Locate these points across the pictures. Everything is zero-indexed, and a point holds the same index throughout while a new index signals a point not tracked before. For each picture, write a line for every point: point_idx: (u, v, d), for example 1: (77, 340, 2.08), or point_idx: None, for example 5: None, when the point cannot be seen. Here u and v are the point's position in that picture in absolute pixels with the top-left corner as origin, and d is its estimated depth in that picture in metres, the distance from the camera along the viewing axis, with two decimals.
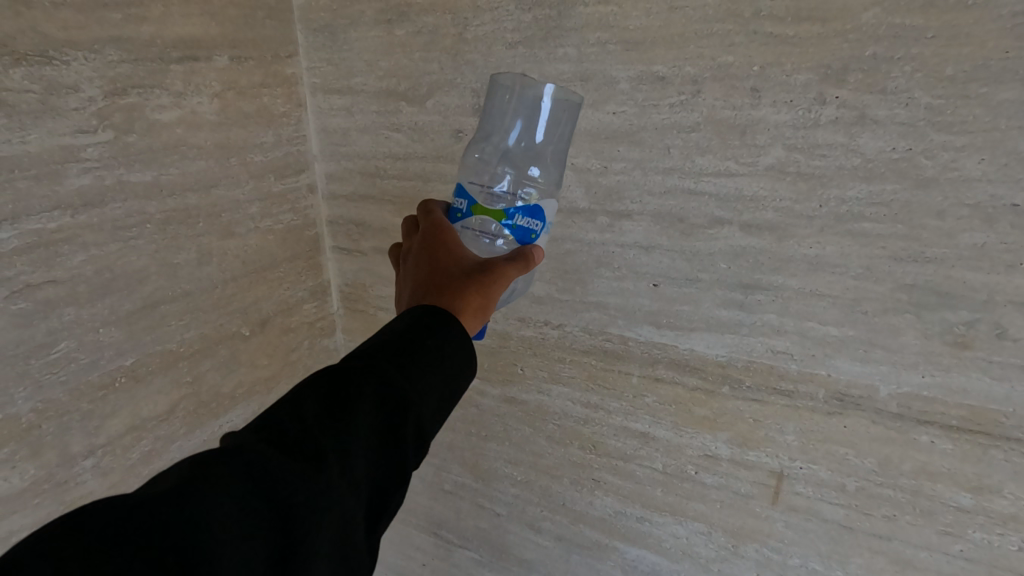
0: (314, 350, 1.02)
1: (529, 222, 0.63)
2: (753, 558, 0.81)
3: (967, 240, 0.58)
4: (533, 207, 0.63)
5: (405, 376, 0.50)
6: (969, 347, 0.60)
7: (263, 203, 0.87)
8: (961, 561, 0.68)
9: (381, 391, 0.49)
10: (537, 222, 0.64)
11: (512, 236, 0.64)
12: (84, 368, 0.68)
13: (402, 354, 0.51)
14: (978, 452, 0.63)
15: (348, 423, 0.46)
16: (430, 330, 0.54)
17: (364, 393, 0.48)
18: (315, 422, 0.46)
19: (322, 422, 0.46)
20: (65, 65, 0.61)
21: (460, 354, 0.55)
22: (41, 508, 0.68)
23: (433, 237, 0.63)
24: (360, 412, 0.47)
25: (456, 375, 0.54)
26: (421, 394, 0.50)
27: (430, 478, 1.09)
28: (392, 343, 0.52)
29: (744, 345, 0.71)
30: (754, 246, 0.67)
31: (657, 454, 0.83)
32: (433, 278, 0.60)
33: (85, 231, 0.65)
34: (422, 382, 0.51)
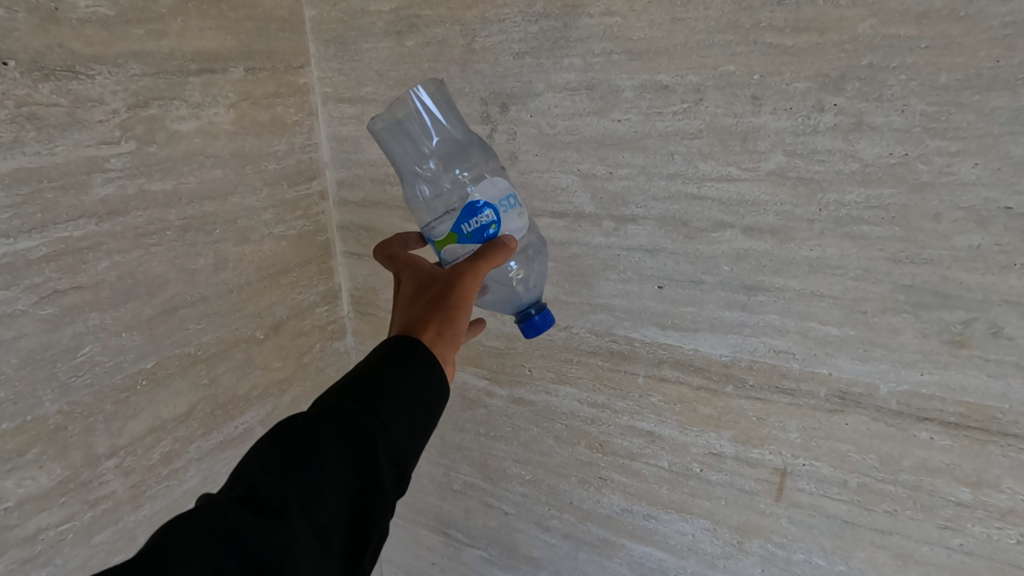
0: (326, 352, 1.05)
1: (478, 220, 0.63)
2: (758, 554, 0.83)
3: (962, 242, 0.59)
4: (472, 207, 0.63)
5: (370, 408, 0.51)
6: (966, 346, 0.62)
7: (276, 209, 0.89)
8: (961, 555, 0.70)
9: (347, 433, 0.49)
10: (487, 214, 0.63)
11: (478, 241, 0.64)
12: (107, 370, 0.70)
13: (370, 392, 0.52)
14: (976, 448, 0.65)
15: (313, 471, 0.47)
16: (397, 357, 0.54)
17: (328, 434, 0.49)
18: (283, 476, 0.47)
19: (287, 475, 0.47)
20: (90, 80, 0.63)
21: (430, 374, 0.55)
22: (67, 507, 0.70)
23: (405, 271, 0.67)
24: (329, 459, 0.48)
25: (430, 395, 0.54)
26: (392, 427, 0.51)
27: (439, 478, 1.11)
28: (357, 381, 0.53)
29: (748, 344, 0.73)
30: (756, 248, 0.69)
31: (662, 453, 0.85)
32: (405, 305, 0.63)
33: (108, 238, 0.68)
34: (390, 410, 0.51)
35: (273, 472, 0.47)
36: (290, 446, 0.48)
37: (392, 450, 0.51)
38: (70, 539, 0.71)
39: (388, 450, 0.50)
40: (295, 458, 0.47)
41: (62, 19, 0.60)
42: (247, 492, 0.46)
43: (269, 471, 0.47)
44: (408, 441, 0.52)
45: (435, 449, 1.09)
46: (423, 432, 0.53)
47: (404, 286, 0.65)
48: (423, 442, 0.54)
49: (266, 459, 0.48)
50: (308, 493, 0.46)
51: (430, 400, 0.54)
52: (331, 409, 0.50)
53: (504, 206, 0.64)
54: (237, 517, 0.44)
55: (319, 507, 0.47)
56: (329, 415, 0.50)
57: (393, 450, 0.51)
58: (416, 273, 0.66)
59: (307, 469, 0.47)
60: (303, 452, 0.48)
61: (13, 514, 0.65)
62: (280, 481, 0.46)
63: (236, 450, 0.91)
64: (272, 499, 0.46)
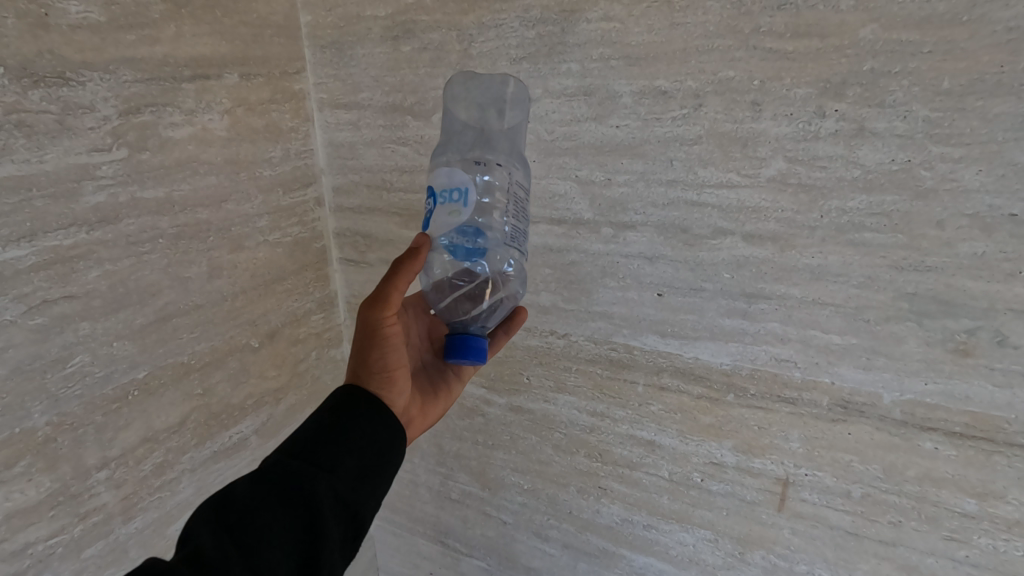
0: (323, 360, 1.04)
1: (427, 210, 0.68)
2: (760, 565, 0.82)
3: (967, 249, 0.59)
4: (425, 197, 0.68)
5: (311, 457, 0.57)
6: (970, 354, 0.61)
7: (272, 216, 0.88)
8: (967, 567, 0.69)
9: (292, 482, 0.56)
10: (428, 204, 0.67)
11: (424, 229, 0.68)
12: (98, 380, 0.69)
13: (312, 443, 0.59)
14: (982, 458, 0.64)
15: (258, 520, 0.53)
16: (337, 408, 0.62)
17: (273, 486, 0.55)
18: (228, 528, 0.52)
19: (232, 528, 0.52)
20: (81, 86, 0.62)
21: (368, 419, 0.61)
22: (57, 520, 0.69)
23: None
24: (272, 508, 0.54)
25: (372, 440, 0.61)
26: (335, 472, 0.58)
27: (437, 487, 1.10)
28: (302, 434, 0.60)
29: (749, 353, 0.72)
30: (757, 255, 0.68)
31: (663, 462, 0.84)
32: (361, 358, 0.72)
33: (100, 247, 0.67)
34: (331, 458, 0.58)
35: (219, 531, 0.52)
36: (234, 504, 0.54)
37: (335, 494, 0.57)
38: (59, 553, 0.70)
39: (330, 494, 0.57)
40: (242, 511, 0.53)
41: (52, 25, 0.59)
42: (192, 550, 0.51)
43: (214, 529, 0.52)
44: (354, 485, 0.58)
45: (433, 458, 1.08)
46: (369, 476, 0.59)
47: None
48: (369, 485, 0.59)
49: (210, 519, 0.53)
50: (251, 544, 0.52)
51: (372, 442, 0.61)
52: (278, 463, 0.57)
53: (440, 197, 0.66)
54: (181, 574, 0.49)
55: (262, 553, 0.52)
56: (272, 468, 0.57)
57: (337, 494, 0.57)
58: None
59: (250, 522, 0.53)
60: (245, 508, 0.54)
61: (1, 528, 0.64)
62: (224, 537, 0.52)
63: (230, 460, 0.90)
64: (216, 557, 0.50)
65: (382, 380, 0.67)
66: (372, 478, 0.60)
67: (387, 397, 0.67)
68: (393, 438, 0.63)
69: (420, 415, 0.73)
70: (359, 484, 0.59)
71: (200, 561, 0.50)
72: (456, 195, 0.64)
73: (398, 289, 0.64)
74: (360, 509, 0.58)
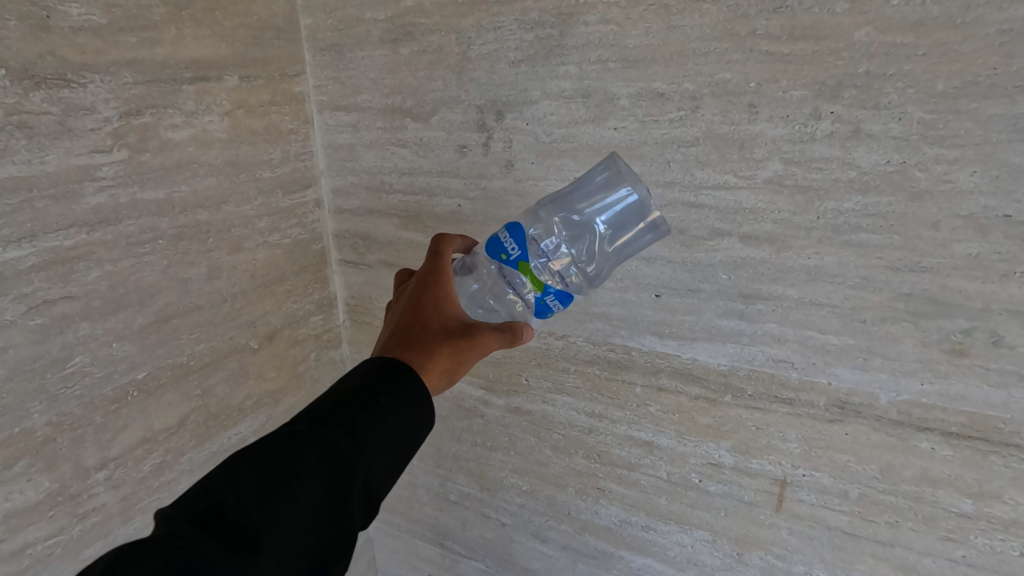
0: (322, 361, 1.04)
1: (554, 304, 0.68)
2: (758, 566, 0.82)
3: (962, 249, 0.59)
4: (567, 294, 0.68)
5: (353, 439, 0.51)
6: (966, 355, 0.61)
7: (272, 217, 0.88)
8: (964, 567, 0.69)
9: (327, 458, 0.50)
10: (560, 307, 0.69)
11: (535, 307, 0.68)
12: (97, 381, 0.69)
13: (353, 417, 0.52)
14: (978, 458, 0.64)
15: (288, 497, 0.48)
16: (387, 388, 0.55)
17: (307, 460, 0.49)
18: (254, 497, 0.47)
19: (259, 498, 0.47)
20: (82, 88, 0.63)
21: (415, 412, 0.56)
22: (56, 520, 0.69)
23: (425, 283, 0.67)
24: (304, 484, 0.48)
25: (412, 433, 0.55)
26: (373, 457, 0.52)
27: (436, 488, 1.10)
28: (342, 402, 0.53)
29: (747, 353, 0.72)
30: (754, 256, 0.68)
31: (661, 463, 0.84)
32: (413, 329, 0.62)
33: (100, 247, 0.67)
34: (371, 446, 0.52)
35: (243, 497, 0.47)
36: (263, 471, 0.48)
37: (368, 482, 0.52)
38: (58, 553, 0.70)
39: (364, 483, 0.51)
40: (271, 481, 0.48)
41: (53, 27, 0.60)
42: (211, 512, 0.45)
43: (238, 494, 0.47)
44: (384, 479, 0.53)
45: (432, 459, 1.08)
46: (399, 466, 0.54)
47: (418, 301, 0.65)
48: (397, 475, 0.55)
49: (233, 482, 0.47)
50: (277, 522, 0.47)
51: (411, 432, 0.55)
52: (313, 432, 0.51)
53: None
54: (202, 546, 0.43)
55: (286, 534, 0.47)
56: (307, 438, 0.50)
57: (369, 486, 0.52)
58: (434, 292, 0.65)
59: (279, 497, 0.47)
60: (276, 481, 0.48)
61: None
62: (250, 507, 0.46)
63: None
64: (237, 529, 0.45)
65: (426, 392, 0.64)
66: (401, 469, 0.55)
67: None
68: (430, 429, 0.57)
69: None
70: (389, 473, 0.54)
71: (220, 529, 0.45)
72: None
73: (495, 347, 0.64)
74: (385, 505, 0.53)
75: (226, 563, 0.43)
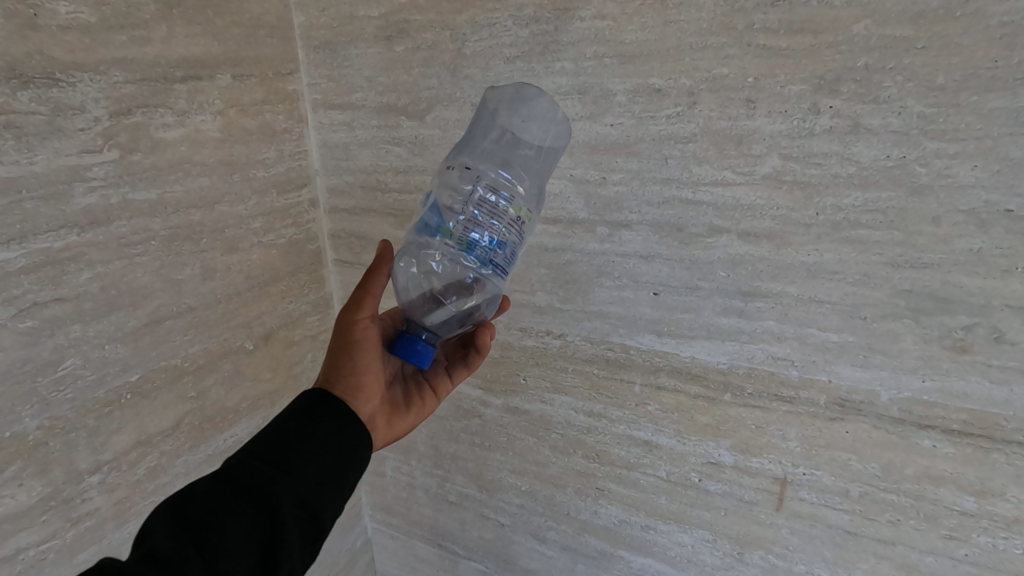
0: (318, 362, 1.03)
1: None
2: (758, 566, 0.81)
3: (963, 245, 0.58)
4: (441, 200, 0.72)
5: (275, 458, 0.58)
6: (968, 352, 0.61)
7: (266, 217, 0.88)
8: (967, 566, 0.68)
9: (252, 478, 0.56)
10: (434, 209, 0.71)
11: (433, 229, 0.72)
12: (90, 384, 0.68)
13: (274, 441, 0.59)
14: (980, 456, 0.63)
15: (215, 516, 0.52)
16: (305, 413, 0.62)
17: (232, 484, 0.55)
18: (184, 527, 0.51)
19: (188, 524, 0.52)
20: (71, 87, 0.62)
21: (336, 424, 0.62)
22: (49, 525, 0.68)
23: None
24: (230, 503, 0.53)
25: (338, 443, 0.61)
26: (298, 469, 0.58)
27: (435, 488, 1.09)
28: (263, 435, 0.60)
29: (746, 351, 0.72)
30: (753, 253, 0.67)
31: (660, 462, 0.83)
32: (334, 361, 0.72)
33: (91, 249, 0.66)
34: (295, 463, 0.58)
35: (172, 528, 0.51)
36: (193, 506, 0.53)
37: (295, 491, 0.57)
38: (51, 558, 0.69)
39: (292, 494, 0.56)
40: (199, 508, 0.53)
41: (41, 25, 0.59)
42: (147, 552, 0.49)
43: (171, 531, 0.51)
44: (315, 490, 0.58)
45: (430, 460, 1.07)
46: (330, 477, 0.60)
47: None
48: (332, 486, 0.60)
49: (165, 518, 0.52)
50: (208, 546, 0.51)
51: (338, 444, 0.61)
52: (238, 462, 0.57)
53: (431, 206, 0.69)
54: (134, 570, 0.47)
55: (217, 557, 0.51)
56: (233, 468, 0.56)
57: (299, 496, 0.57)
58: None
59: (208, 522, 0.52)
60: (204, 506, 0.53)
61: None
62: (182, 537, 0.51)
63: None
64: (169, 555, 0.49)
65: (347, 384, 0.67)
66: (335, 478, 0.60)
67: (353, 406, 0.66)
68: (359, 439, 0.63)
69: (388, 425, 0.72)
70: (320, 483, 0.59)
71: (156, 562, 0.48)
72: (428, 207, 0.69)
73: (372, 290, 0.67)
74: (322, 513, 0.58)
75: None
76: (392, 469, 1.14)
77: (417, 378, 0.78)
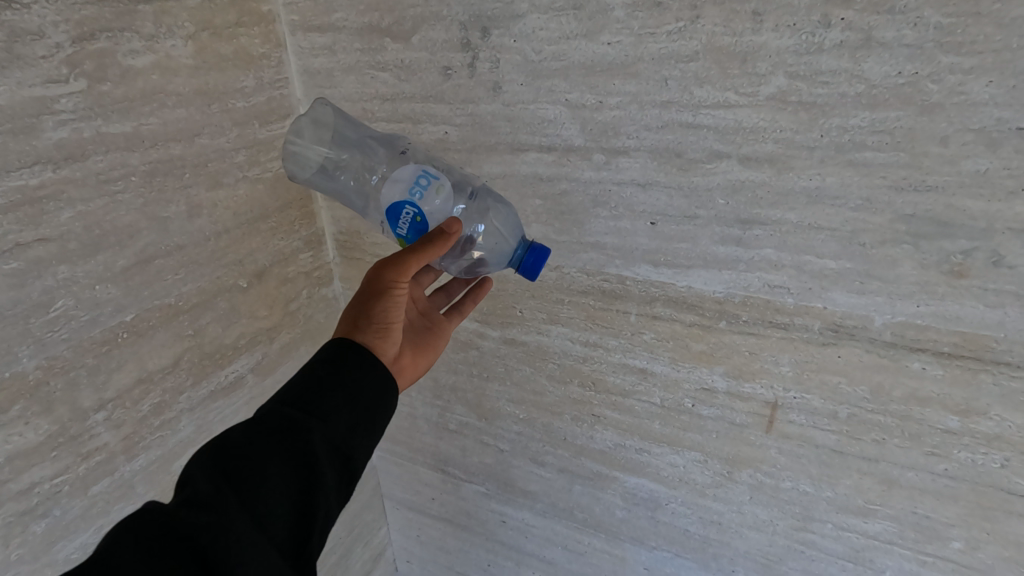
0: (314, 299, 1.03)
1: (405, 221, 0.69)
2: (747, 483, 0.85)
3: (970, 167, 0.56)
4: (393, 213, 0.69)
5: (306, 406, 0.58)
6: (965, 276, 0.60)
7: (250, 151, 0.84)
8: (946, 480, 0.71)
9: (286, 425, 0.57)
10: (407, 211, 0.68)
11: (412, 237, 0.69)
12: (84, 324, 0.68)
13: (305, 389, 0.60)
14: (968, 377, 0.64)
15: (253, 461, 0.54)
16: (332, 361, 0.62)
17: (267, 431, 0.56)
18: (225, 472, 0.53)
19: (228, 470, 0.53)
20: (26, 9, 0.57)
21: (363, 372, 0.62)
22: (60, 461, 0.69)
23: None
24: (267, 449, 0.55)
25: (367, 389, 0.62)
26: (329, 414, 0.59)
27: (435, 418, 1.13)
28: (295, 383, 0.61)
29: (742, 280, 0.71)
30: (754, 179, 0.66)
31: (655, 389, 0.85)
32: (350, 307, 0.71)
33: (69, 186, 0.64)
34: (325, 410, 0.59)
35: (212, 473, 0.53)
36: (231, 453, 0.54)
37: (328, 437, 0.58)
38: (66, 491, 0.71)
39: (325, 440, 0.57)
40: (236, 455, 0.54)
41: None
42: (188, 495, 0.51)
43: (211, 476, 0.53)
44: (348, 434, 0.59)
45: (430, 391, 1.10)
46: (362, 421, 0.60)
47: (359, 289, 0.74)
48: (365, 430, 0.60)
49: (206, 463, 0.54)
50: (249, 489, 0.52)
51: (368, 390, 0.62)
52: (271, 410, 0.58)
53: (414, 199, 0.68)
54: (181, 513, 0.49)
55: (259, 499, 0.52)
56: (267, 417, 0.57)
57: (332, 440, 0.58)
58: None
59: (247, 468, 0.53)
60: (242, 452, 0.54)
61: (4, 469, 0.64)
62: (223, 482, 0.52)
63: (228, 398, 0.90)
64: (213, 496, 0.51)
65: (376, 331, 0.68)
66: (367, 423, 0.61)
67: (380, 350, 0.68)
68: (389, 385, 0.64)
69: (410, 363, 0.74)
70: (353, 429, 0.59)
71: (200, 504, 0.50)
72: (426, 181, 0.68)
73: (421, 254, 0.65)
74: (355, 456, 0.59)
75: (203, 521, 0.48)
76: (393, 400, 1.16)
77: (422, 322, 0.80)
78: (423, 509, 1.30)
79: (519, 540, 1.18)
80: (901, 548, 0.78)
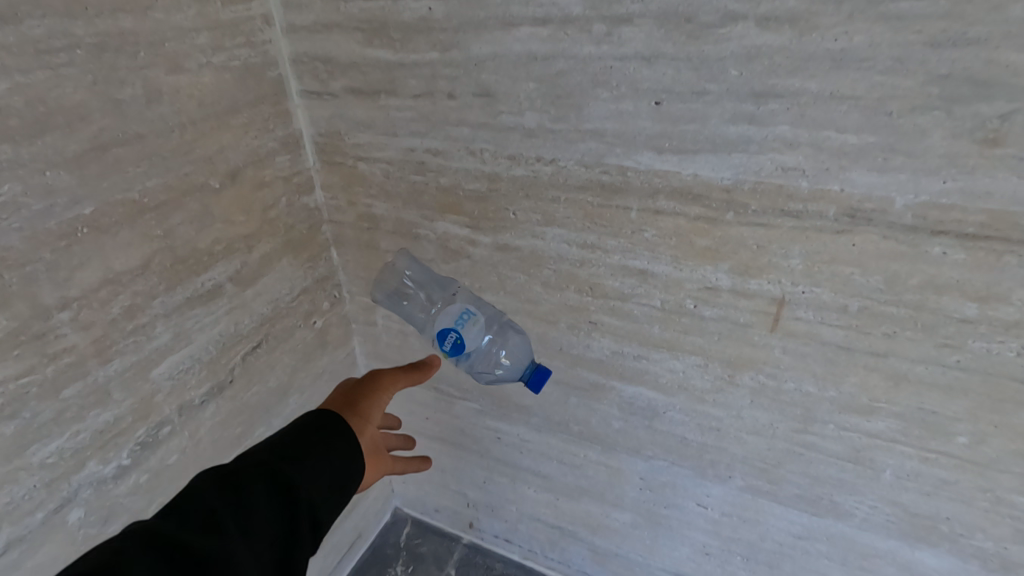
0: (294, 208, 0.97)
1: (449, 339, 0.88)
2: (747, 386, 0.83)
3: (1018, 14, 0.50)
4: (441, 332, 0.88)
5: (281, 457, 0.66)
6: (1000, 145, 0.55)
7: (213, 32, 0.76)
8: (956, 372, 0.68)
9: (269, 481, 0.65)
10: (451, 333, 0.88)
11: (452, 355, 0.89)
12: (38, 214, 0.62)
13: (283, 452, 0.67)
14: (992, 260, 0.60)
15: (240, 491, 0.62)
16: (312, 435, 0.71)
17: (254, 469, 0.64)
18: (217, 498, 0.61)
19: (218, 494, 0.61)
20: None
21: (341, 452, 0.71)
22: (25, 360, 0.65)
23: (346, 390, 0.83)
24: (250, 482, 0.63)
25: (340, 459, 0.70)
26: (304, 461, 0.67)
27: (426, 334, 1.09)
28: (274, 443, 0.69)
29: (754, 163, 0.66)
30: (772, 44, 0.59)
31: (655, 292, 0.81)
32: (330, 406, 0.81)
33: (2, 52, 0.56)
34: (294, 458, 0.67)
35: (204, 498, 0.61)
36: (219, 482, 0.62)
37: (305, 476, 0.66)
38: (35, 393, 0.66)
39: (301, 477, 0.66)
40: (225, 482, 0.62)
41: None
42: (180, 517, 0.59)
43: (202, 501, 0.61)
44: (322, 477, 0.67)
45: None
46: (336, 467, 0.69)
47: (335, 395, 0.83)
48: (337, 471, 0.69)
49: (199, 489, 0.62)
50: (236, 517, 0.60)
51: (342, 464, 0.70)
52: (254, 458, 0.66)
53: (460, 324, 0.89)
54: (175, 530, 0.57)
55: (246, 526, 0.60)
56: (250, 462, 0.66)
57: (308, 480, 0.66)
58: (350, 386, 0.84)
59: (235, 497, 0.61)
60: (228, 480, 0.62)
61: None
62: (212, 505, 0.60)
63: (207, 307, 0.85)
64: (204, 519, 0.59)
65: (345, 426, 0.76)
66: (341, 466, 0.69)
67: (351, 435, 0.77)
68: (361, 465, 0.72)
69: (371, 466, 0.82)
70: (326, 482, 0.68)
71: (198, 526, 0.58)
72: (466, 316, 0.90)
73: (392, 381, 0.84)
74: (329, 494, 0.68)
75: (196, 541, 0.56)
76: (383, 317, 1.13)
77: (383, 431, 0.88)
78: (417, 429, 1.29)
79: (514, 456, 1.18)
80: (904, 446, 0.76)
